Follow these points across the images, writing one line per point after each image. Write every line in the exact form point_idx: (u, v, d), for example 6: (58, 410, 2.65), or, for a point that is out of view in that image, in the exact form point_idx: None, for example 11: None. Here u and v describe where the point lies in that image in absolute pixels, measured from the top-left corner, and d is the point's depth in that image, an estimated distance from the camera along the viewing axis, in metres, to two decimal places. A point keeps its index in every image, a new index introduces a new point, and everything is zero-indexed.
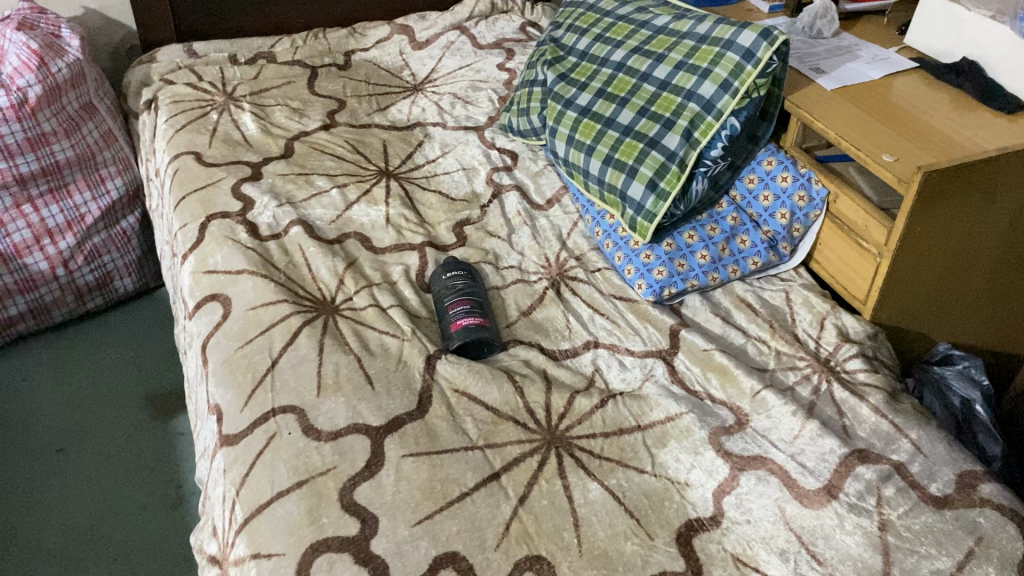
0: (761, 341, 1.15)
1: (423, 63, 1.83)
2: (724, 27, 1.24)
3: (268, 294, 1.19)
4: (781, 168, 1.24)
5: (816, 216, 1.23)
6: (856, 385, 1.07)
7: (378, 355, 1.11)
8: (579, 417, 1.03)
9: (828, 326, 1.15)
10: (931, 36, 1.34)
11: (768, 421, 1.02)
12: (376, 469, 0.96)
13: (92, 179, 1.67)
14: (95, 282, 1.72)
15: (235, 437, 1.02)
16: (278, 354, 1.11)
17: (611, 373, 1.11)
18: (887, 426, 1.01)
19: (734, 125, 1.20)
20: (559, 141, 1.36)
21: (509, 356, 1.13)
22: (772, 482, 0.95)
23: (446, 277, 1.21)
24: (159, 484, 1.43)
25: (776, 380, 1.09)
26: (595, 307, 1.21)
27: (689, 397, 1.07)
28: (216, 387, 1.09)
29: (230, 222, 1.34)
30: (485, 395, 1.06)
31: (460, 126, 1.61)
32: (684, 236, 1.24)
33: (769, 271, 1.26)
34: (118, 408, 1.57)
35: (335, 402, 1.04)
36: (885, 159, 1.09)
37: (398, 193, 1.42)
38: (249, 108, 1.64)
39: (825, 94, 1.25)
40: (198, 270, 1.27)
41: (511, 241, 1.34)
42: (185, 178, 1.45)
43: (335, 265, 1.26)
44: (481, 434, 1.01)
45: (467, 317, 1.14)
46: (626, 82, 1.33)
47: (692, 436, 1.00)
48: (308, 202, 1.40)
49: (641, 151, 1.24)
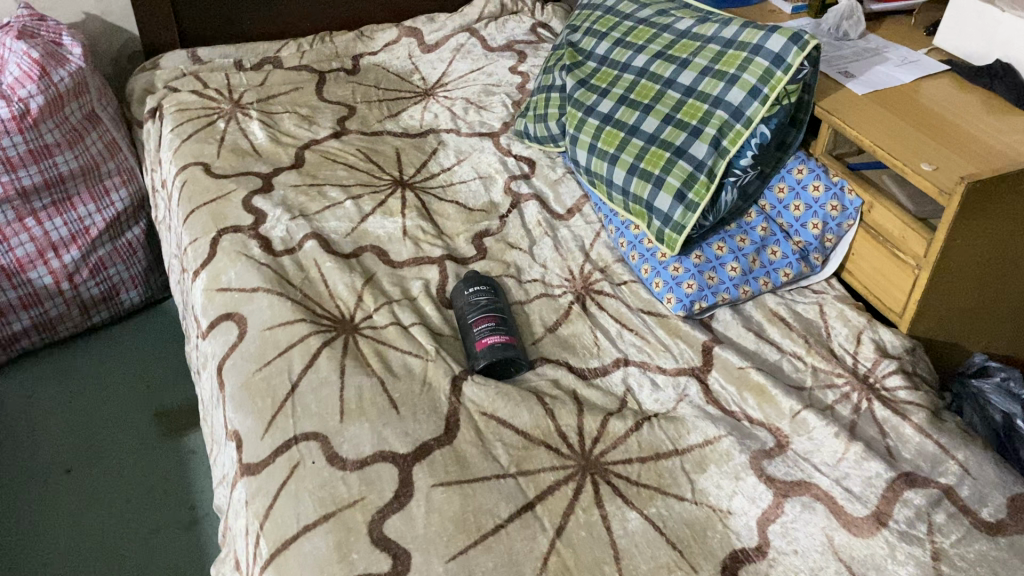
0: (796, 356, 1.11)
1: (433, 67, 1.79)
2: (752, 31, 1.20)
3: (286, 313, 1.15)
4: (813, 176, 1.20)
5: (849, 225, 1.19)
6: (897, 403, 1.03)
7: (402, 377, 1.07)
8: (614, 442, 0.99)
9: (865, 340, 1.12)
10: (963, 38, 1.30)
11: (810, 443, 0.98)
12: (406, 500, 0.92)
13: (96, 190, 1.62)
14: (100, 295, 1.67)
15: (257, 466, 0.98)
16: (298, 377, 1.07)
17: (643, 393, 1.07)
18: (932, 447, 0.98)
19: (764, 133, 1.17)
20: (581, 149, 1.32)
21: (536, 376, 1.09)
22: (818, 509, 0.91)
23: (468, 293, 1.17)
24: (170, 505, 1.39)
25: (814, 398, 1.05)
26: (623, 322, 1.17)
27: (726, 418, 1.03)
28: (234, 412, 1.06)
29: (242, 236, 1.30)
30: (515, 418, 1.02)
31: (474, 132, 1.57)
32: (713, 248, 1.20)
33: (801, 282, 1.22)
34: (127, 425, 1.53)
35: (360, 428, 1.00)
36: (924, 168, 1.05)
37: (414, 204, 1.38)
38: (256, 116, 1.59)
39: (856, 99, 1.21)
40: (211, 288, 1.23)
41: (533, 253, 1.30)
42: (194, 190, 1.41)
43: (353, 281, 1.22)
44: (513, 460, 0.97)
45: (492, 335, 1.10)
46: (649, 88, 1.29)
47: (732, 460, 0.97)
48: (322, 214, 1.36)
49: (668, 160, 1.20)
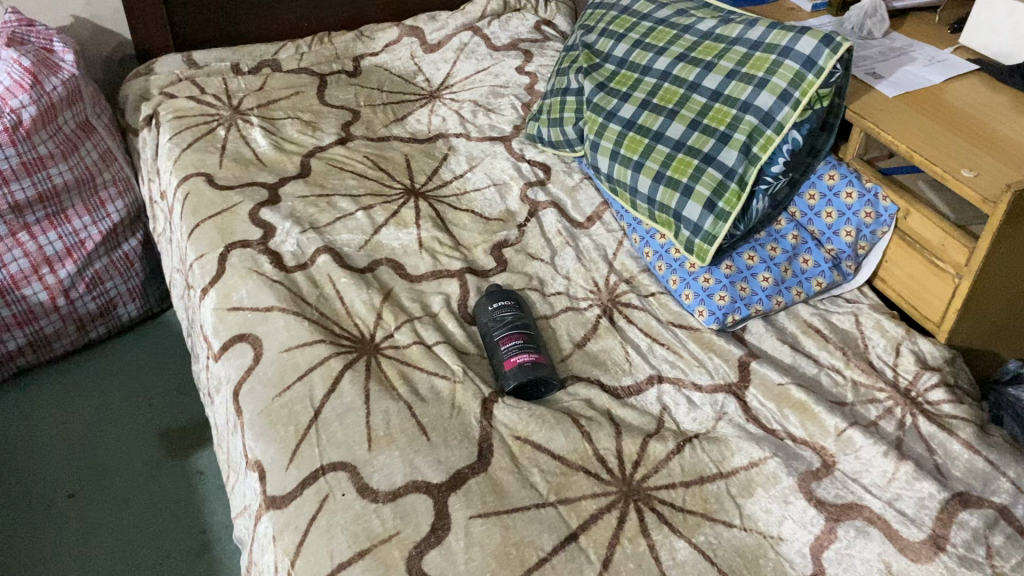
0: (834, 370, 1.08)
1: (437, 68, 1.74)
2: (780, 32, 1.16)
3: (303, 334, 1.11)
4: (845, 183, 1.17)
5: (883, 233, 1.16)
6: (943, 418, 1.00)
7: (430, 401, 1.03)
8: (655, 466, 0.96)
9: (904, 352, 1.09)
10: (992, 36, 1.26)
11: (858, 462, 0.95)
12: (443, 533, 0.88)
13: (91, 202, 1.56)
14: (97, 310, 1.61)
15: (283, 500, 0.94)
16: (321, 403, 1.02)
17: (680, 412, 1.04)
18: (982, 463, 0.95)
19: (795, 139, 1.13)
20: (602, 155, 1.28)
21: (569, 396, 1.05)
22: (872, 534, 0.88)
23: (493, 308, 1.13)
24: (181, 529, 1.34)
25: (857, 415, 1.02)
26: (653, 336, 1.13)
27: (769, 438, 1.00)
28: (255, 441, 1.01)
29: (251, 251, 1.25)
30: (551, 442, 0.98)
31: (484, 136, 1.52)
32: (743, 258, 1.17)
33: (833, 291, 1.19)
34: (130, 445, 1.48)
35: (390, 457, 0.96)
36: (965, 175, 1.02)
37: (428, 214, 1.33)
38: (258, 122, 1.53)
39: (888, 102, 1.18)
40: (222, 307, 1.18)
41: (555, 264, 1.26)
42: (197, 203, 1.35)
43: (371, 297, 1.17)
44: (552, 488, 0.93)
45: (521, 353, 1.06)
46: (673, 92, 1.24)
47: (780, 483, 0.93)
48: (333, 227, 1.31)
49: (696, 168, 1.16)
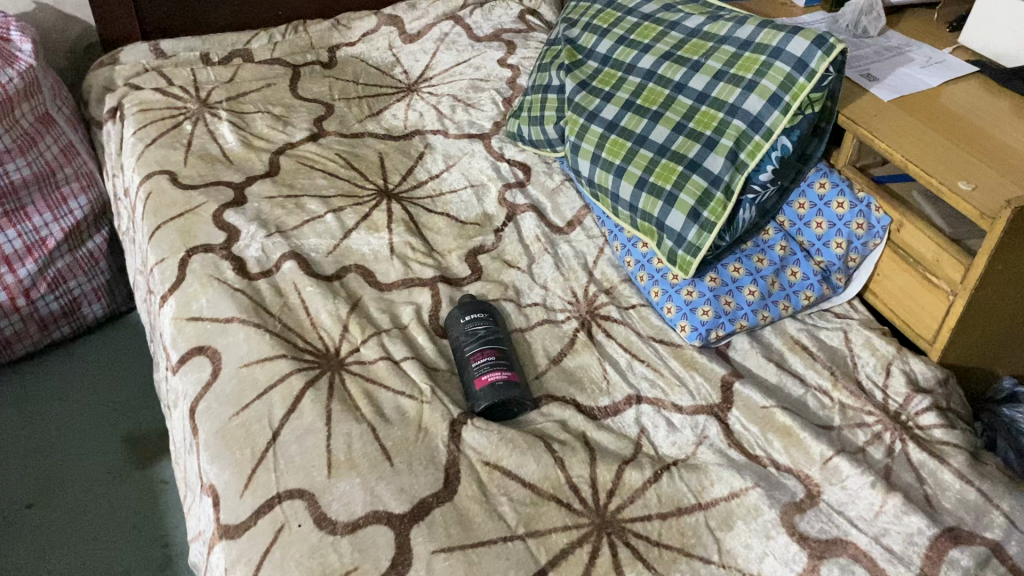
0: (821, 391, 1.03)
1: (416, 59, 1.67)
2: (771, 31, 1.10)
3: (264, 349, 1.05)
4: (836, 192, 1.12)
5: (875, 244, 1.10)
6: (934, 444, 0.95)
7: (395, 422, 0.97)
8: (631, 495, 0.90)
9: (895, 372, 1.04)
10: (993, 36, 1.20)
11: (844, 493, 0.90)
12: (404, 570, 0.83)
13: (53, 199, 1.50)
14: (60, 311, 1.55)
15: (236, 529, 0.89)
16: (279, 424, 0.97)
17: (658, 435, 0.99)
18: (974, 495, 0.90)
19: (785, 145, 1.07)
20: (583, 158, 1.21)
21: (542, 418, 1.00)
22: (858, 573, 0.83)
23: (465, 322, 1.08)
24: (141, 542, 1.29)
25: (844, 440, 0.97)
26: (633, 352, 1.08)
27: (752, 465, 0.95)
28: (210, 463, 0.95)
29: (214, 257, 1.19)
30: (521, 469, 0.93)
31: (463, 133, 1.46)
32: (729, 269, 1.12)
33: (822, 304, 1.14)
34: (92, 452, 1.42)
35: (350, 484, 0.90)
36: (963, 188, 0.96)
37: (401, 217, 1.28)
38: (226, 117, 1.47)
39: (883, 107, 1.12)
40: (181, 317, 1.12)
41: (532, 273, 1.20)
42: (160, 204, 1.29)
43: (337, 308, 1.12)
44: (521, 519, 0.88)
45: (493, 371, 1.00)
46: (657, 93, 1.18)
47: (761, 516, 0.88)
48: (300, 230, 1.25)
49: (681, 175, 1.10)
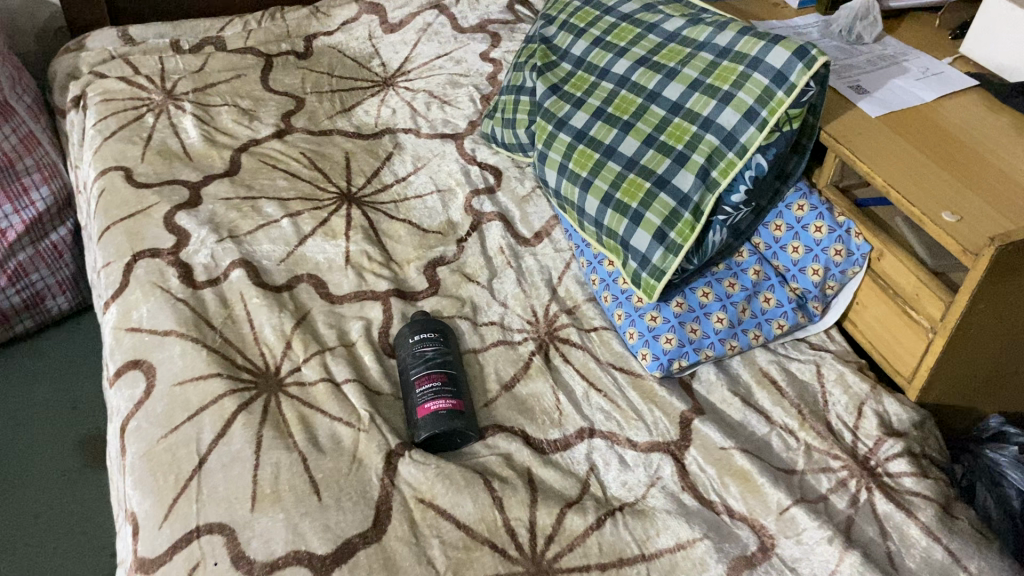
0: (787, 430, 0.96)
1: (395, 51, 1.60)
2: (751, 39, 1.02)
3: (199, 366, 0.99)
4: (814, 215, 1.04)
5: (854, 272, 1.03)
6: (903, 495, 0.89)
7: (328, 452, 0.92)
8: (570, 543, 0.85)
9: (867, 413, 0.97)
10: (995, 46, 1.11)
11: (799, 548, 0.84)
12: None
13: (14, 189, 1.45)
14: (22, 304, 1.51)
15: (151, 564, 0.83)
16: (206, 450, 0.91)
17: (608, 474, 0.93)
18: (941, 554, 0.83)
19: (760, 164, 0.99)
20: (549, 168, 1.15)
21: (486, 450, 0.94)
22: None
23: (413, 341, 1.02)
24: (90, 550, 1.25)
25: (806, 487, 0.90)
26: (591, 380, 1.02)
27: (704, 512, 0.88)
28: (133, 489, 0.90)
29: (160, 263, 1.13)
30: (456, 508, 0.87)
31: (435, 133, 1.40)
32: (697, 294, 1.05)
33: (796, 333, 1.07)
34: (48, 454, 1.38)
35: (273, 520, 0.85)
36: (946, 219, 0.88)
37: (360, 224, 1.22)
38: (190, 109, 1.41)
39: (869, 123, 1.04)
40: (120, 326, 1.07)
41: (492, 289, 1.14)
42: (111, 202, 1.24)
43: (282, 323, 1.06)
44: (450, 565, 0.83)
45: (436, 399, 0.94)
46: (630, 102, 1.11)
47: (707, 572, 0.82)
48: (254, 235, 1.19)
49: (648, 192, 1.03)
